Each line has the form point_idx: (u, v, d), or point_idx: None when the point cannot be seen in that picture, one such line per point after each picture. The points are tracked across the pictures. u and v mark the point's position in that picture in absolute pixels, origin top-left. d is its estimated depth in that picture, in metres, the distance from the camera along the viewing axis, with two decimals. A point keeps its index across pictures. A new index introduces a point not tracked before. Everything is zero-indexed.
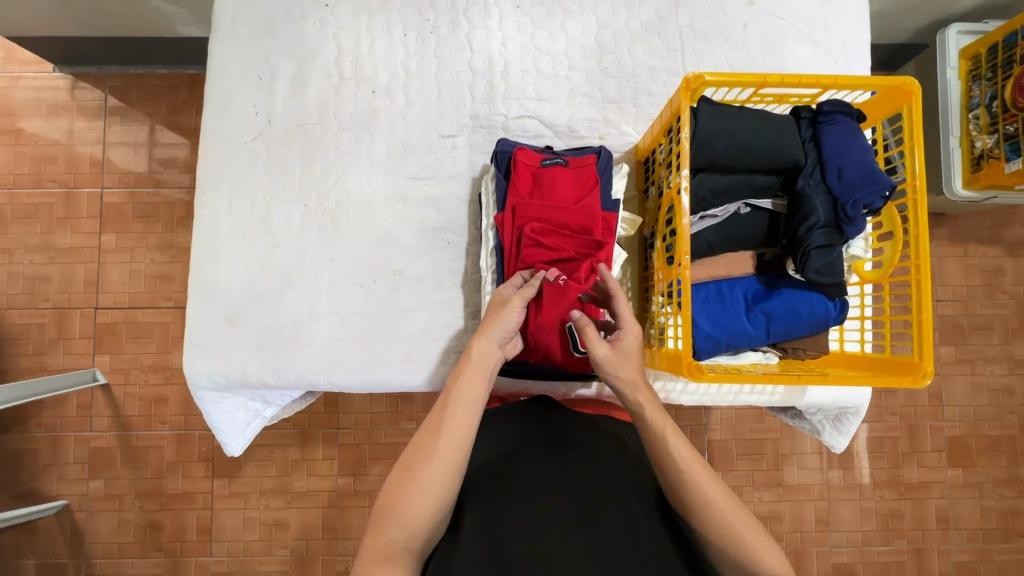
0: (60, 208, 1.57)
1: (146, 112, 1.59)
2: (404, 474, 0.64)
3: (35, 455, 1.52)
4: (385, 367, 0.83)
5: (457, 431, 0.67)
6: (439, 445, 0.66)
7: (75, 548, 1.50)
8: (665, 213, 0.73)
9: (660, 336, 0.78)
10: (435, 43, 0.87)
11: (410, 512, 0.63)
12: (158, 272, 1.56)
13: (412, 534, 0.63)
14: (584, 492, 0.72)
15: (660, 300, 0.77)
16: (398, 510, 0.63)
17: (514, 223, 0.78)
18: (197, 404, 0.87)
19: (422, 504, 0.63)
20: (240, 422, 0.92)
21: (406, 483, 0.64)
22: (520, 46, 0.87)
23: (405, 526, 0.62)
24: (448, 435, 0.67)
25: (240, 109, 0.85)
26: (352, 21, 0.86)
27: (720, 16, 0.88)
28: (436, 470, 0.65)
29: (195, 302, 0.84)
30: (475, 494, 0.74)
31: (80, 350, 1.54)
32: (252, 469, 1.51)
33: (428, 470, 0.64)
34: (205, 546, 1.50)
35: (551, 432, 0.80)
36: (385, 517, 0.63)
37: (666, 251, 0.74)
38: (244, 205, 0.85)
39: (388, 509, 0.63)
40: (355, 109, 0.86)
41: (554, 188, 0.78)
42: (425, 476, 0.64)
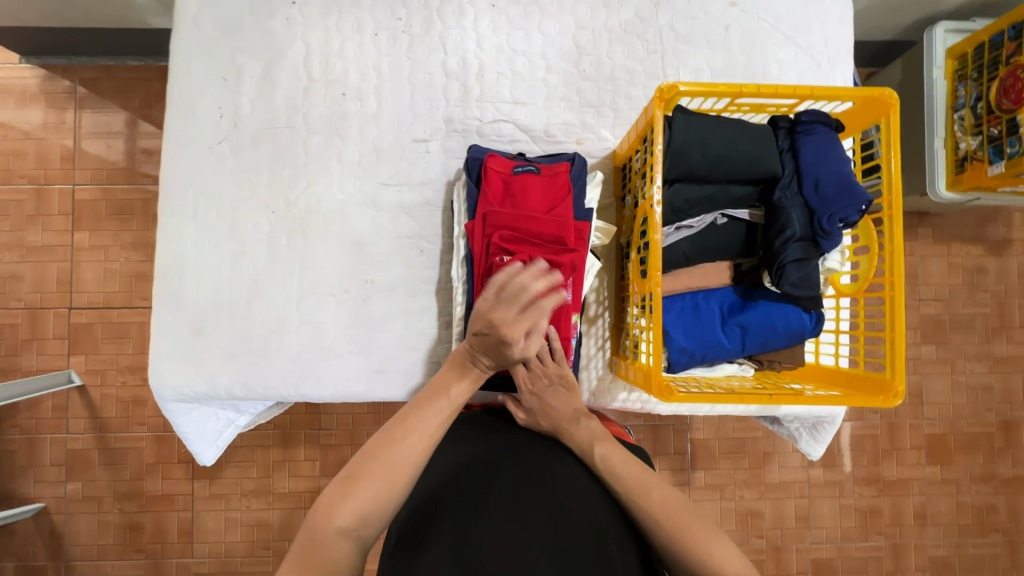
0: (30, 205, 1.53)
1: (119, 105, 1.54)
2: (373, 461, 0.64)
3: (11, 457, 1.50)
4: (356, 378, 0.81)
5: (428, 432, 0.68)
6: (410, 444, 0.66)
7: (53, 550, 1.49)
8: (639, 224, 0.72)
9: (634, 348, 0.77)
10: (408, 43, 0.84)
11: (370, 499, 0.62)
12: (134, 271, 1.53)
13: (365, 523, 0.62)
14: (557, 498, 0.69)
15: (634, 312, 0.76)
16: (357, 497, 0.62)
17: (486, 231, 0.76)
18: (164, 415, 0.85)
19: (380, 498, 0.63)
20: (211, 431, 0.90)
21: (371, 472, 0.63)
22: (495, 47, 0.84)
23: (359, 515, 0.61)
24: (421, 435, 0.67)
25: (204, 112, 0.82)
26: (321, 20, 0.83)
27: (701, 16, 0.85)
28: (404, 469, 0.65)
29: (160, 313, 0.81)
30: (453, 497, 0.69)
31: (55, 351, 1.51)
32: (234, 470, 1.50)
33: (400, 460, 0.65)
34: (186, 547, 1.49)
35: (524, 440, 0.76)
36: (341, 502, 0.61)
37: (640, 264, 0.73)
38: (209, 210, 0.82)
39: (350, 490, 0.62)
40: (324, 112, 0.83)
41: (526, 196, 0.76)
42: (392, 470, 0.64)
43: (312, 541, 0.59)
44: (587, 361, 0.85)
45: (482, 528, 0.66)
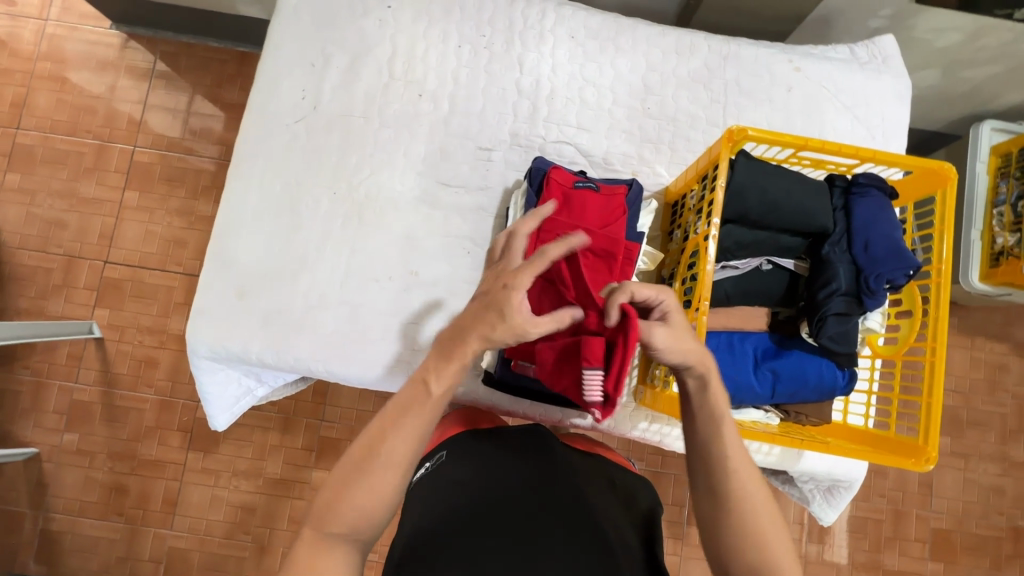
0: (90, 158, 1.59)
1: (192, 80, 1.62)
2: (355, 470, 0.59)
3: (17, 397, 1.50)
4: (383, 363, 0.82)
5: (416, 429, 0.61)
6: (394, 443, 0.60)
7: (36, 499, 1.48)
8: (688, 256, 0.74)
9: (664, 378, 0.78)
10: (487, 59, 0.89)
11: (356, 506, 0.58)
12: (173, 236, 1.56)
13: (357, 528, 0.59)
14: (567, 511, 0.71)
15: None
16: (344, 503, 0.58)
17: (539, 236, 0.78)
18: (191, 371, 0.86)
19: (369, 498, 0.59)
20: (230, 396, 0.91)
21: (355, 477, 0.59)
22: (569, 75, 0.89)
23: (349, 525, 0.58)
24: (405, 433, 0.60)
25: (288, 92, 0.87)
26: (411, 25, 0.89)
27: (767, 75, 0.90)
28: (388, 473, 0.59)
29: (209, 272, 0.84)
30: (461, 509, 0.72)
31: (82, 301, 1.54)
32: (229, 447, 1.50)
33: (382, 470, 0.59)
34: (166, 518, 1.47)
35: (528, 462, 0.78)
36: (328, 513, 0.58)
37: (683, 296, 0.75)
38: (274, 182, 0.86)
39: (333, 502, 0.58)
40: (399, 109, 0.88)
41: (583, 210, 0.78)
42: (377, 480, 0.59)
43: (302, 551, 0.57)
44: None
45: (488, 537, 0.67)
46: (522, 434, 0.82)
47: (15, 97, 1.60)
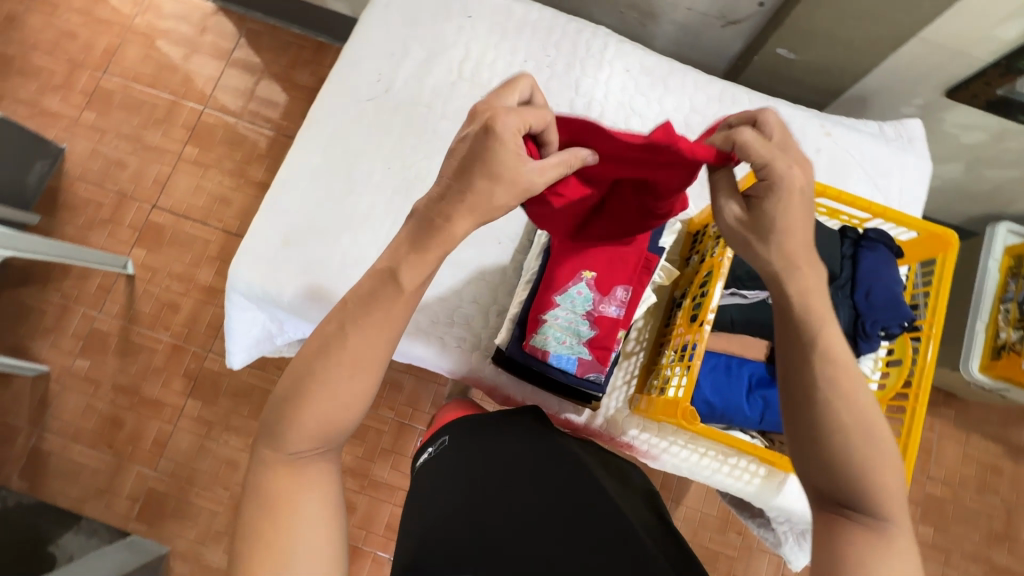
0: (162, 110, 1.71)
1: (270, 58, 1.75)
2: (310, 379, 0.58)
3: (41, 316, 1.57)
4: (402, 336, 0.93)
5: (378, 334, 0.59)
6: (355, 347, 0.58)
7: (35, 416, 1.52)
8: (702, 276, 0.81)
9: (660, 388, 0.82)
10: (548, 76, 0.98)
11: (317, 415, 0.58)
12: (220, 194, 1.66)
13: (324, 438, 0.59)
14: (555, 486, 0.75)
15: (670, 355, 0.82)
16: (306, 419, 0.58)
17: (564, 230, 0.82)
18: (225, 305, 0.92)
19: (332, 412, 0.58)
20: (252, 336, 0.97)
21: (313, 385, 0.57)
22: (618, 102, 0.98)
23: (320, 435, 0.59)
24: (367, 337, 0.58)
25: (366, 73, 0.96)
26: (486, 35, 0.99)
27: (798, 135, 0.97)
28: (345, 374, 0.58)
29: (262, 217, 0.91)
30: (457, 485, 0.76)
31: (122, 238, 1.62)
32: (228, 401, 1.54)
33: (340, 380, 0.58)
34: (153, 459, 1.51)
35: (514, 442, 0.82)
36: (288, 427, 0.58)
37: (692, 311, 0.80)
38: (337, 149, 0.94)
39: (294, 418, 0.58)
40: (461, 105, 0.96)
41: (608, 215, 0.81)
42: (335, 387, 0.58)
43: (273, 472, 0.58)
44: (611, 390, 0.89)
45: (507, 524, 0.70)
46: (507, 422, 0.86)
47: (109, 45, 1.74)
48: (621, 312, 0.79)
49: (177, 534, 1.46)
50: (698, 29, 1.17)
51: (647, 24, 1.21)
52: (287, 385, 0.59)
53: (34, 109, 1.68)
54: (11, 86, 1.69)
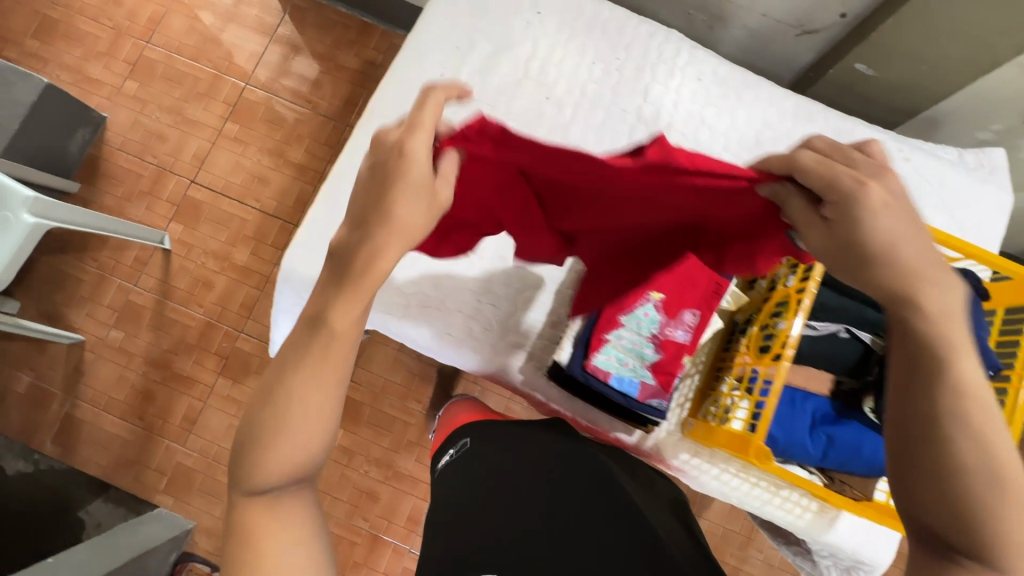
0: (203, 84, 1.69)
1: (315, 37, 1.72)
2: (267, 423, 0.53)
3: (78, 285, 1.58)
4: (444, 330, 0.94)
5: (330, 376, 0.53)
6: (305, 392, 0.53)
7: (69, 384, 1.54)
8: (772, 305, 0.82)
9: (721, 415, 0.83)
10: (617, 80, 0.94)
11: (278, 459, 0.53)
12: (259, 173, 1.64)
13: (292, 477, 0.54)
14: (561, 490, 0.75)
15: (731, 384, 0.84)
16: (266, 465, 0.53)
17: None
18: (274, 297, 0.91)
19: (296, 454, 0.53)
20: (298, 330, 0.96)
21: (272, 431, 0.52)
22: (688, 112, 0.94)
23: (291, 473, 0.54)
24: (320, 378, 0.53)
25: (430, 67, 0.92)
26: (554, 32, 0.94)
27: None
28: (307, 419, 0.53)
29: (317, 212, 0.89)
30: (470, 492, 0.78)
31: (160, 212, 1.62)
32: (258, 382, 1.55)
33: (294, 426, 0.53)
34: (182, 434, 1.52)
35: (520, 447, 0.84)
36: (251, 478, 0.54)
37: (760, 341, 0.81)
38: None
39: (255, 463, 0.53)
40: (525, 105, 0.93)
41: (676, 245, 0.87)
42: (298, 427, 0.53)
43: (247, 513, 0.54)
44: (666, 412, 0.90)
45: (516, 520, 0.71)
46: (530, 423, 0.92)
47: (153, 15, 1.71)
48: (688, 337, 0.86)
49: (203, 510, 1.49)
50: (770, 36, 1.12)
51: (715, 28, 1.15)
52: (244, 429, 0.54)
53: (76, 75, 1.67)
54: (54, 50, 1.67)
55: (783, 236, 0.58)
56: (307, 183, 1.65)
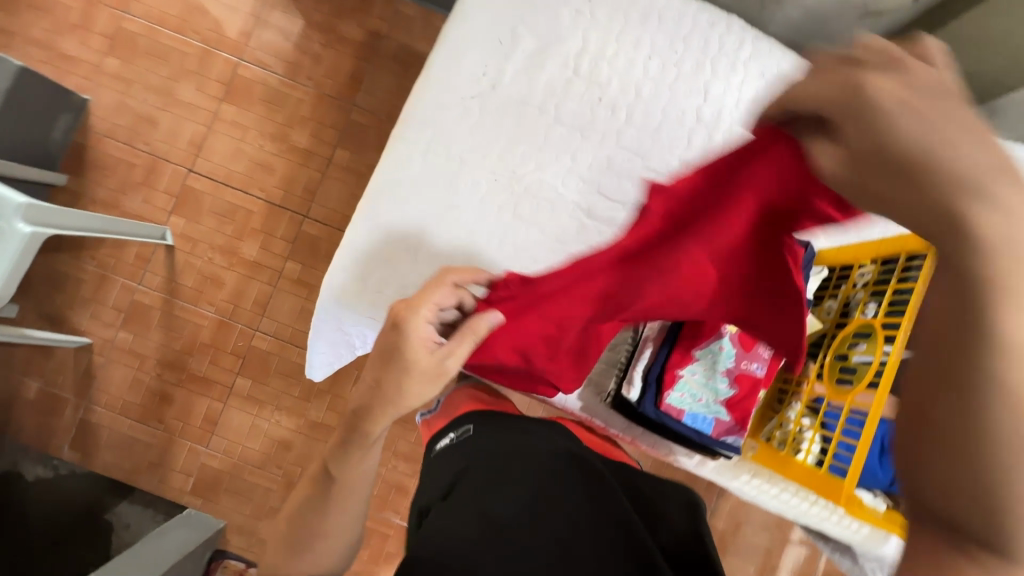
0: (193, 61, 1.54)
1: (312, 4, 1.56)
2: (311, 530, 0.75)
3: (78, 285, 1.50)
4: None
5: (352, 493, 0.77)
6: (338, 517, 0.76)
7: (82, 388, 1.49)
8: (846, 340, 0.97)
9: (794, 445, 0.97)
10: (674, 77, 0.90)
11: (320, 556, 0.75)
12: (262, 160, 1.53)
13: (329, 565, 0.77)
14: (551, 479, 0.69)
15: (801, 416, 0.98)
16: (308, 560, 0.75)
17: None
18: (313, 317, 0.89)
19: (328, 550, 0.76)
20: (336, 349, 0.93)
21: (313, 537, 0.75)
22: (751, 112, 0.90)
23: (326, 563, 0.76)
24: (345, 501, 0.76)
25: (471, 66, 0.88)
26: (605, 23, 0.89)
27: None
28: (339, 524, 0.76)
29: (356, 229, 0.87)
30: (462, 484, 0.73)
31: (159, 205, 1.52)
32: (278, 381, 1.51)
33: (331, 526, 0.75)
34: (205, 435, 1.50)
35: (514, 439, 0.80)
36: (296, 566, 0.75)
37: (837, 376, 0.96)
38: (438, 151, 0.88)
39: (300, 559, 0.75)
40: (575, 108, 0.90)
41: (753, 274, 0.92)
42: (331, 533, 0.75)
43: None
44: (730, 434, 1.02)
45: (499, 503, 0.66)
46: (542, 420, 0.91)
47: None
48: (762, 371, 0.95)
49: (232, 509, 1.49)
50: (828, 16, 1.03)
51: (767, 7, 1.06)
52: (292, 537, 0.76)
53: (49, 52, 1.51)
54: (20, 23, 1.50)
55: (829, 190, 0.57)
56: (314, 169, 1.54)
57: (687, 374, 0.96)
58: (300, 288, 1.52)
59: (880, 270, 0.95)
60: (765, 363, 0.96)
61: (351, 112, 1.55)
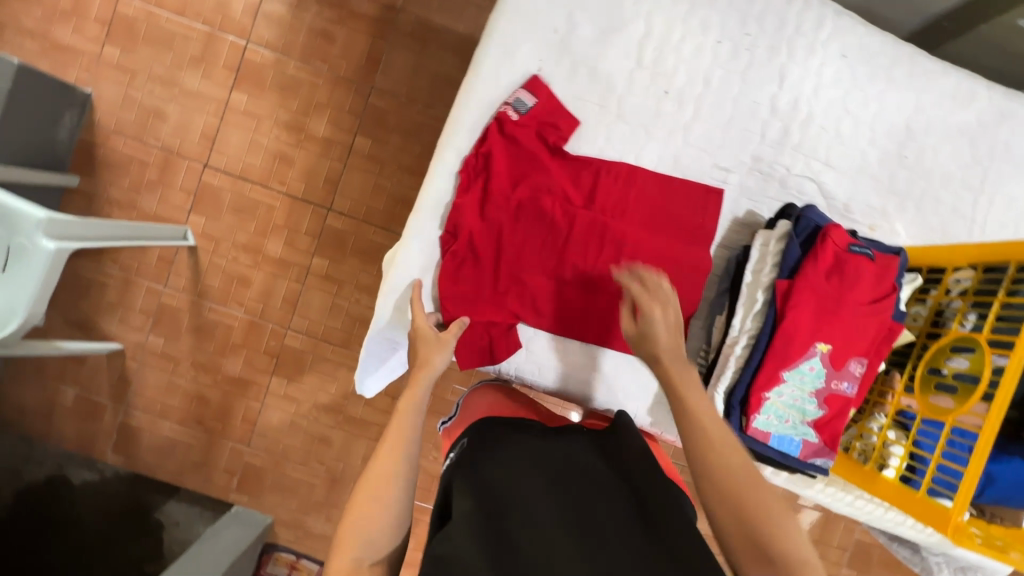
0: (197, 46, 1.44)
1: None
2: (359, 495, 0.72)
3: (103, 290, 1.46)
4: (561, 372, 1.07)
5: (398, 448, 0.76)
6: (384, 466, 0.74)
7: (117, 393, 1.48)
8: (943, 350, 0.93)
9: (880, 462, 0.97)
10: (746, 64, 0.98)
11: (368, 526, 0.69)
12: (280, 152, 1.46)
13: (374, 549, 0.69)
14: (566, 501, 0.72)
15: (888, 432, 0.98)
16: (356, 533, 0.69)
17: (798, 293, 0.91)
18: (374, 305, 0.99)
19: (375, 521, 0.70)
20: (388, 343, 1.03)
21: (363, 506, 0.71)
22: (830, 98, 1.00)
23: (370, 545, 0.69)
24: (390, 455, 0.76)
25: (526, 58, 0.98)
26: (670, 7, 0.96)
27: (987, 150, 1.02)
28: (389, 492, 0.72)
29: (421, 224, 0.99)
30: (478, 491, 0.73)
31: (177, 203, 1.46)
32: (314, 379, 1.49)
33: (380, 487, 0.72)
34: (245, 435, 1.50)
35: (537, 454, 0.80)
36: (341, 545, 0.68)
37: (932, 385, 0.93)
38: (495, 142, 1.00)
39: (348, 533, 0.69)
40: (641, 101, 1.00)
41: (859, 275, 0.91)
42: (377, 498, 0.71)
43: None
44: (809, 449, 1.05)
45: (519, 531, 0.66)
46: (571, 436, 0.87)
47: None
48: (853, 390, 0.94)
49: (277, 505, 1.51)
50: None
51: None
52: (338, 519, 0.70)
53: (43, 42, 1.41)
54: (9, 11, 1.40)
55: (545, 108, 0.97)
56: (335, 159, 1.46)
57: (773, 397, 0.93)
58: (328, 285, 1.48)
59: (983, 277, 0.91)
60: (857, 380, 0.94)
61: (369, 96, 1.45)
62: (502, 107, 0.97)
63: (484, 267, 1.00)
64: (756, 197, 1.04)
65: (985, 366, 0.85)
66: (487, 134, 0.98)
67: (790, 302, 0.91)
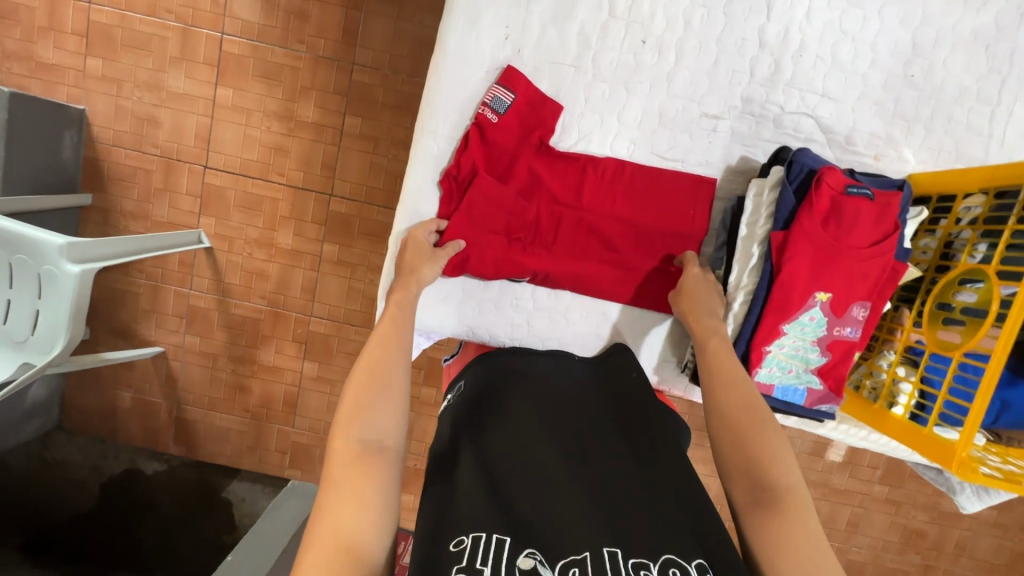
0: (175, 45, 1.42)
1: None
2: (368, 387, 0.70)
3: (136, 299, 1.54)
4: (563, 339, 1.09)
5: (397, 352, 0.76)
6: (391, 364, 0.74)
7: (168, 391, 1.60)
8: (952, 281, 0.93)
9: (890, 399, 0.99)
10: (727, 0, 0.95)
11: (376, 416, 0.68)
12: (275, 143, 1.46)
13: (381, 433, 0.67)
14: (565, 450, 0.73)
15: (898, 369, 0.99)
16: (367, 415, 0.67)
17: (797, 240, 0.90)
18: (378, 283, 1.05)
19: (388, 413, 0.68)
20: None
21: (373, 392, 0.69)
22: (823, 23, 0.95)
23: (375, 428, 0.67)
24: (397, 360, 0.75)
25: (493, 27, 0.97)
26: None
27: (1004, 56, 0.95)
28: (389, 397, 0.70)
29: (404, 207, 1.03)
30: (473, 442, 0.74)
31: (186, 207, 1.49)
32: (343, 358, 1.56)
33: (387, 391, 0.70)
34: (289, 417, 1.60)
35: (530, 405, 0.80)
36: (353, 421, 0.66)
37: (943, 317, 0.94)
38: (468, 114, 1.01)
39: (357, 412, 0.67)
40: (616, 55, 0.99)
41: (858, 217, 0.89)
42: (382, 397, 0.69)
43: (336, 458, 0.63)
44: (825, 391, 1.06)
45: (520, 484, 0.68)
46: (568, 379, 0.88)
47: None
48: (857, 334, 0.94)
49: None
50: None
51: None
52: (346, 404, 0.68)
53: (29, 63, 1.42)
54: None
55: (518, 107, 0.99)
56: (329, 143, 1.45)
57: (774, 349, 0.95)
58: (342, 269, 1.51)
59: (993, 203, 0.89)
60: (860, 324, 0.94)
61: (352, 72, 1.42)
62: (481, 109, 0.99)
63: (472, 274, 1.06)
64: (749, 141, 1.02)
65: (992, 299, 0.86)
66: (466, 140, 1.00)
67: (787, 254, 0.90)
